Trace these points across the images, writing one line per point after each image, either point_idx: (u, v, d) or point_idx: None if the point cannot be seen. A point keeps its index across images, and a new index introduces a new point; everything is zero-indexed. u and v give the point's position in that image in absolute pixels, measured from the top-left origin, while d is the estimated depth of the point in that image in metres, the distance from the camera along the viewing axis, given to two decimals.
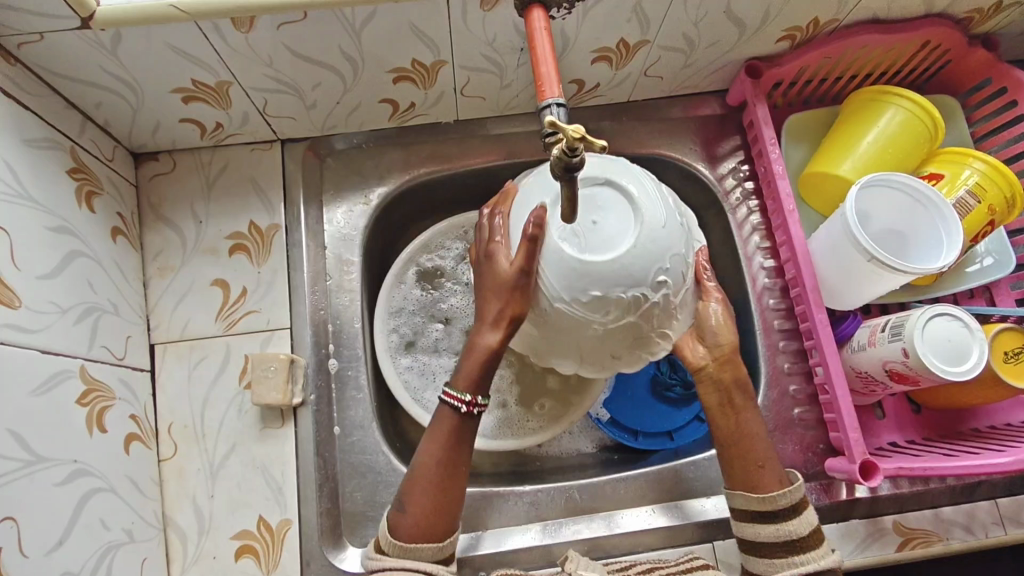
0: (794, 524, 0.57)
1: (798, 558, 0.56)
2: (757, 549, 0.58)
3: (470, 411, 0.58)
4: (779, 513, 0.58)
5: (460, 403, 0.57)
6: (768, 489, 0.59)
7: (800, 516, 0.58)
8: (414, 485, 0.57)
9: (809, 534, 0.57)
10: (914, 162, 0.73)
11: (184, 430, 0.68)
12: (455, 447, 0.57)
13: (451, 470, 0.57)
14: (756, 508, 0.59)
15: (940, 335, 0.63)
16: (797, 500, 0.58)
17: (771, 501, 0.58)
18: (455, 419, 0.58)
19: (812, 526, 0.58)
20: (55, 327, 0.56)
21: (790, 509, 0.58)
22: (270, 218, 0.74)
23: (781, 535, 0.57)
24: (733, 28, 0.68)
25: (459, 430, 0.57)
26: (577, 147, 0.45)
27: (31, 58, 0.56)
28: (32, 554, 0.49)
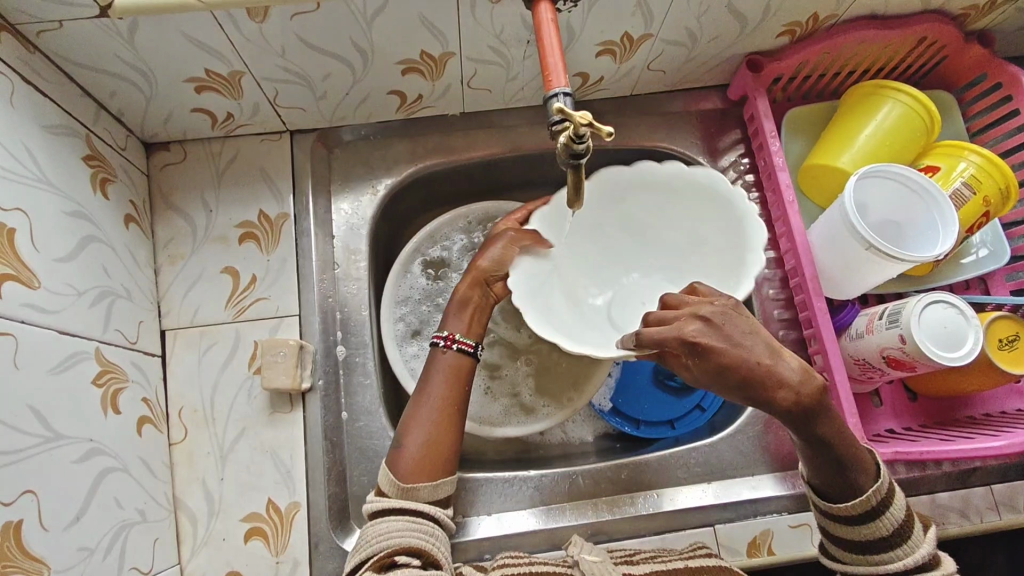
0: (885, 521, 0.54)
1: (874, 557, 0.55)
2: (848, 545, 0.57)
3: (447, 345, 0.67)
4: (866, 516, 0.55)
5: (439, 339, 0.67)
6: (854, 494, 0.55)
7: (877, 522, 0.54)
8: (409, 427, 0.62)
9: (900, 534, 0.54)
10: (910, 156, 0.75)
11: (194, 414, 0.70)
12: (448, 387, 0.64)
13: (446, 407, 0.63)
14: (840, 512, 0.56)
15: (938, 319, 0.64)
16: (884, 501, 0.55)
17: (844, 509, 0.56)
18: (437, 355, 0.67)
19: (902, 519, 0.55)
20: (71, 310, 0.57)
21: (877, 511, 0.54)
22: (280, 207, 0.76)
23: (858, 535, 0.56)
24: (735, 23, 0.70)
25: (452, 371, 0.65)
26: (584, 134, 0.48)
27: (48, 46, 0.57)
28: (52, 528, 0.50)
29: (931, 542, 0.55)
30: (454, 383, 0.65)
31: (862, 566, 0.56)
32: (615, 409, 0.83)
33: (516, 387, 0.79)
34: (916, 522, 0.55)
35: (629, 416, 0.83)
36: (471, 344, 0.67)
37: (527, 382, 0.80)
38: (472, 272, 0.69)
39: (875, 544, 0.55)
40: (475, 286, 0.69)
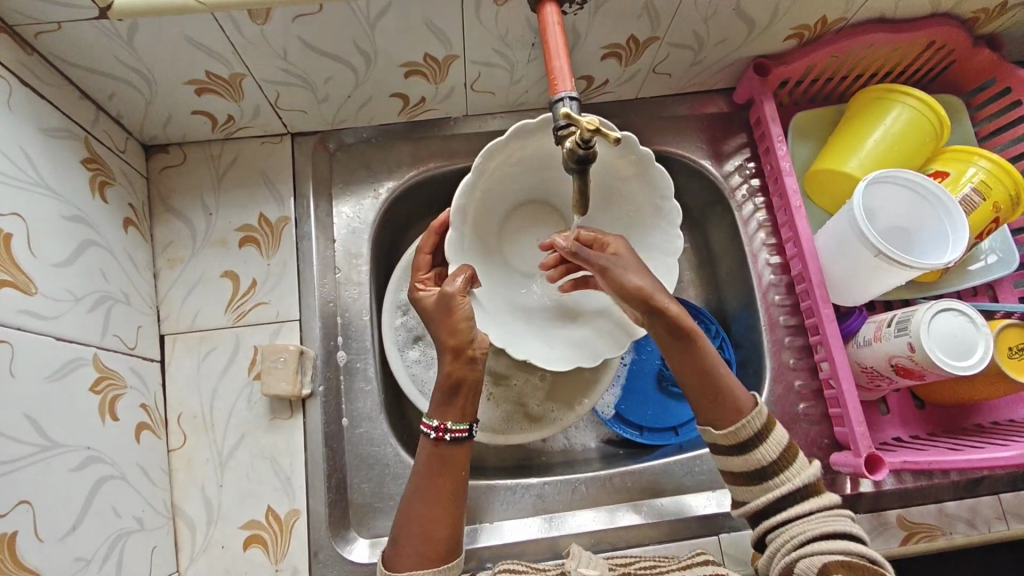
0: (765, 449, 0.56)
1: (769, 483, 0.55)
2: (739, 482, 0.57)
3: (441, 437, 0.58)
4: (749, 445, 0.56)
5: (431, 429, 0.58)
6: (736, 422, 0.57)
7: (767, 440, 0.56)
8: (402, 517, 0.57)
9: (782, 457, 0.55)
10: (920, 160, 0.74)
11: (193, 420, 0.69)
12: (434, 479, 0.57)
13: (440, 498, 0.57)
14: (726, 445, 0.57)
15: (947, 328, 0.63)
16: (763, 429, 0.56)
17: (735, 433, 0.56)
18: (429, 447, 0.58)
19: (784, 446, 0.56)
20: (68, 316, 0.56)
21: (758, 438, 0.56)
22: (280, 210, 0.75)
23: (751, 464, 0.56)
24: (742, 26, 0.69)
25: (437, 460, 0.58)
26: (591, 139, 0.47)
27: (46, 47, 0.56)
28: (47, 539, 0.49)
29: (813, 468, 0.56)
30: (441, 476, 0.57)
31: (762, 496, 0.56)
32: (619, 415, 0.82)
33: (524, 396, 0.78)
34: (799, 451, 0.57)
35: (633, 423, 0.82)
36: (466, 430, 0.58)
37: (536, 393, 0.78)
38: (445, 350, 0.59)
39: (763, 473, 0.56)
40: (458, 362, 0.59)
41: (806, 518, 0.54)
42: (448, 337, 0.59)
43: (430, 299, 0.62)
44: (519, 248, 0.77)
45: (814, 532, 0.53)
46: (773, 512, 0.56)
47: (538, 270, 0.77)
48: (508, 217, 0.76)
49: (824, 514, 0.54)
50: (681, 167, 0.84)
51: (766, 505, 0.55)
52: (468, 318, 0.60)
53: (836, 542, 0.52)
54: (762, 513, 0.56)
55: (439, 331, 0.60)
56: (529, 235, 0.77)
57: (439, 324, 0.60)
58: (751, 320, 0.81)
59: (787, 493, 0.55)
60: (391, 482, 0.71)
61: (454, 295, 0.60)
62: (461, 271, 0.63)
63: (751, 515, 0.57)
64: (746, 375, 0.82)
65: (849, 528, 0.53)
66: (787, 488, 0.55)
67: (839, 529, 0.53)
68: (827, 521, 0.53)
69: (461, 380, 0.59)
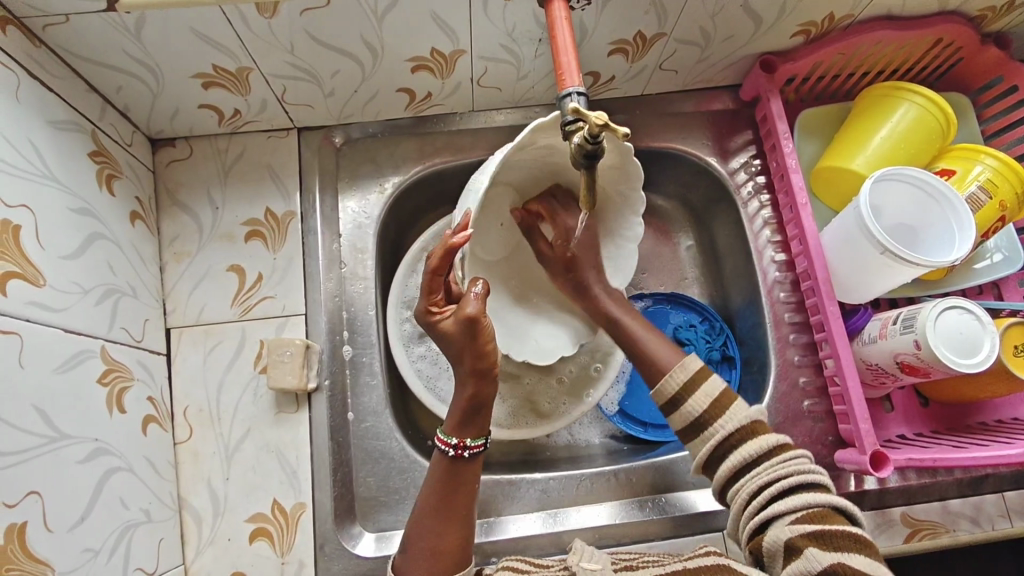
0: (694, 400, 0.60)
1: (707, 434, 0.59)
2: (685, 439, 0.61)
3: (459, 454, 0.58)
4: (679, 400, 0.61)
5: (448, 446, 0.58)
6: (662, 379, 0.63)
7: (694, 394, 0.60)
8: (414, 528, 0.57)
9: (710, 409, 0.59)
10: (926, 159, 0.74)
11: (200, 414, 0.69)
12: (449, 496, 0.58)
13: (453, 510, 0.57)
14: (661, 403, 0.63)
15: (953, 326, 0.63)
16: (687, 383, 0.61)
17: (664, 391, 0.62)
18: (445, 463, 0.58)
19: (712, 398, 0.59)
20: (76, 308, 0.56)
21: (684, 392, 0.61)
22: (286, 205, 0.75)
23: (686, 418, 0.60)
24: (749, 22, 0.69)
25: (454, 476, 0.58)
26: (600, 135, 0.47)
27: (55, 40, 0.56)
28: (56, 529, 0.50)
29: (749, 413, 0.59)
30: (456, 490, 0.58)
31: (707, 449, 0.59)
32: (623, 411, 0.83)
33: (533, 393, 0.78)
34: (733, 397, 0.60)
35: (637, 419, 0.82)
36: (483, 445, 0.58)
37: (547, 391, 0.78)
38: (469, 373, 0.56)
39: (698, 425, 0.59)
40: (483, 383, 0.57)
41: (758, 472, 0.56)
42: (474, 362, 0.56)
43: (449, 322, 0.56)
44: (483, 230, 0.74)
45: (770, 489, 0.54)
46: (722, 463, 0.58)
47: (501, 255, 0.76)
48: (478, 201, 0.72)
49: (774, 464, 0.56)
50: (686, 164, 0.84)
51: (710, 457, 0.58)
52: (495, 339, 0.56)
53: (794, 498, 0.53)
54: (713, 463, 0.59)
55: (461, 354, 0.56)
56: (493, 216, 0.75)
57: (463, 349, 0.56)
58: (756, 316, 0.81)
59: (729, 441, 0.58)
60: (396, 476, 0.71)
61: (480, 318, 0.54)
62: (475, 284, 0.56)
63: (706, 468, 0.60)
64: (749, 372, 0.83)
65: (805, 474, 0.54)
66: (723, 437, 0.58)
67: (791, 479, 0.54)
68: (779, 473, 0.55)
69: (484, 400, 0.57)
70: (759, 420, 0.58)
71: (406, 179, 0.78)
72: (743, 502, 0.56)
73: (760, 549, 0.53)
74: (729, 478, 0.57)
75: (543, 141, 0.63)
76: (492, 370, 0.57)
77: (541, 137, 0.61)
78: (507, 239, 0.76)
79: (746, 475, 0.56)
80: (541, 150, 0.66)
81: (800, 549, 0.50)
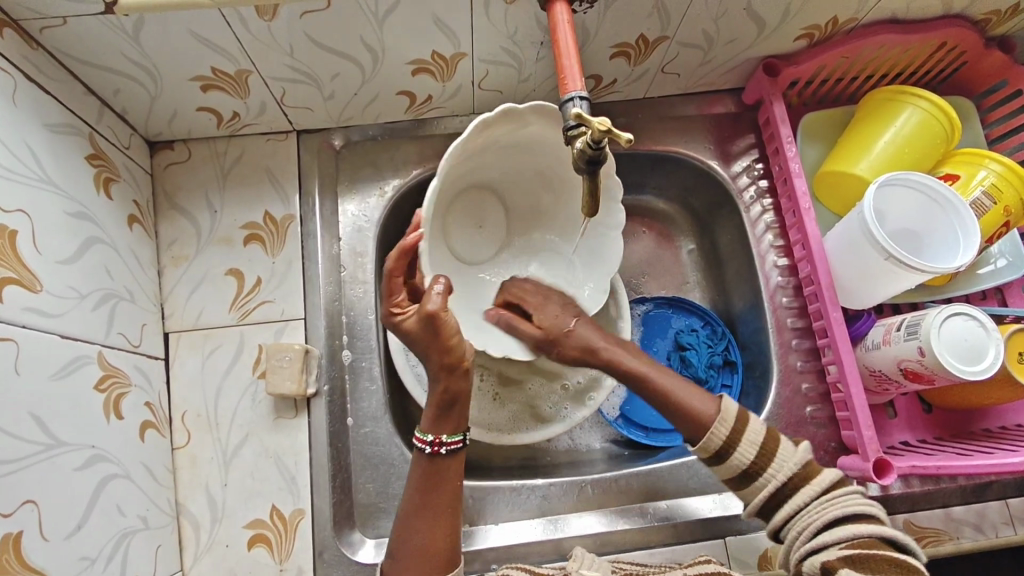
0: (740, 452, 0.57)
1: (759, 482, 0.57)
2: (735, 487, 0.59)
3: (437, 450, 0.58)
4: (726, 452, 0.58)
5: (426, 444, 0.58)
6: (704, 432, 0.59)
7: (741, 444, 0.58)
8: (399, 528, 0.57)
9: (759, 460, 0.57)
10: (930, 163, 0.73)
11: (198, 419, 0.68)
12: (429, 494, 0.58)
13: (438, 508, 0.57)
14: (706, 457, 0.60)
15: (958, 334, 0.63)
16: (732, 436, 0.58)
17: (708, 446, 0.59)
18: (423, 463, 0.58)
19: (759, 446, 0.57)
20: (73, 313, 0.55)
21: (729, 445, 0.58)
22: (285, 208, 0.74)
23: (736, 469, 0.58)
24: (753, 25, 0.68)
25: (433, 475, 0.58)
26: (603, 140, 0.46)
27: (52, 42, 0.56)
28: (52, 538, 0.49)
29: (800, 457, 0.57)
30: (436, 488, 0.58)
31: (760, 495, 0.57)
32: (624, 416, 0.82)
33: (535, 399, 0.78)
34: (779, 445, 0.58)
35: (638, 423, 0.82)
36: (462, 441, 0.59)
37: (548, 396, 0.78)
38: (439, 369, 0.57)
39: (748, 474, 0.57)
40: (455, 378, 0.58)
41: (808, 506, 0.55)
42: (443, 358, 0.57)
43: (412, 321, 0.57)
44: (460, 233, 0.73)
45: (818, 524, 0.54)
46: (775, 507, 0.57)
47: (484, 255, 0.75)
48: (453, 201, 0.72)
49: (823, 501, 0.55)
50: (689, 167, 0.83)
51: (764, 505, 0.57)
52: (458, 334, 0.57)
53: (842, 529, 0.52)
54: (766, 509, 0.57)
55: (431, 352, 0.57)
56: (473, 216, 0.74)
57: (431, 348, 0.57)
58: (758, 321, 0.81)
59: (781, 488, 0.56)
60: (396, 482, 0.70)
61: (437, 312, 0.55)
62: (437, 281, 0.57)
63: (760, 513, 0.58)
64: (751, 377, 0.82)
65: (856, 508, 0.54)
66: (774, 486, 0.56)
67: (839, 513, 0.54)
68: (829, 508, 0.54)
69: (457, 395, 0.58)
70: (811, 462, 0.57)
71: (405, 182, 0.78)
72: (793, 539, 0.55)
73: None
74: (780, 516, 0.56)
75: (506, 137, 0.64)
76: (461, 365, 0.58)
77: (500, 133, 0.62)
78: (489, 239, 0.75)
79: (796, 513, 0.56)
80: (507, 145, 0.66)
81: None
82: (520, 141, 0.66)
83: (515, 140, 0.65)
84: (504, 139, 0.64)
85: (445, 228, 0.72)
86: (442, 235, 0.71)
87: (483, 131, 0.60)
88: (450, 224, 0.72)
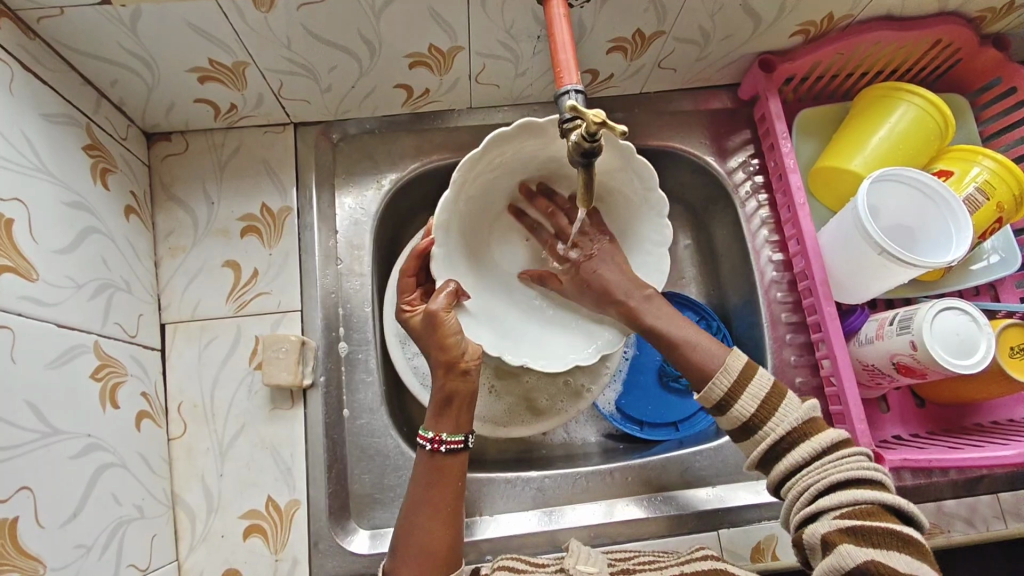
0: (740, 405, 0.57)
1: (760, 434, 0.57)
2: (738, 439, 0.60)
3: (436, 448, 0.58)
4: (725, 404, 0.59)
5: (426, 441, 0.58)
6: (707, 382, 0.60)
7: (742, 397, 0.57)
8: (401, 526, 0.57)
9: (759, 413, 0.57)
10: (924, 159, 0.74)
11: (194, 409, 0.69)
12: (432, 491, 0.57)
13: (437, 506, 0.57)
14: (708, 405, 0.60)
15: (949, 327, 0.63)
16: (733, 387, 0.58)
17: (709, 395, 0.59)
18: (424, 460, 0.58)
19: (761, 399, 0.57)
20: (69, 303, 0.55)
21: (730, 397, 0.58)
22: (283, 200, 0.74)
23: (736, 420, 0.58)
24: (749, 21, 0.68)
25: (436, 473, 0.58)
26: (597, 133, 0.47)
27: (49, 33, 0.56)
28: (48, 525, 0.49)
29: (803, 411, 0.56)
30: (437, 488, 0.57)
31: (759, 449, 0.57)
32: (620, 410, 0.83)
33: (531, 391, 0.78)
34: (782, 399, 0.57)
35: (632, 418, 0.82)
36: (462, 441, 0.58)
37: (545, 388, 0.78)
38: (437, 366, 0.59)
39: (749, 428, 0.57)
40: (452, 375, 0.59)
41: (809, 469, 0.55)
42: (439, 354, 0.59)
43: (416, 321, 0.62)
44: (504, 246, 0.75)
45: (818, 486, 0.53)
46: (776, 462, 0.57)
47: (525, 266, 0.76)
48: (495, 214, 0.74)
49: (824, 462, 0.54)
50: (685, 163, 0.84)
51: (762, 458, 0.57)
52: (457, 333, 0.60)
53: (840, 494, 0.52)
54: (766, 463, 0.58)
55: (430, 347, 0.60)
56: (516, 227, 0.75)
57: (429, 341, 0.60)
58: (753, 316, 0.81)
59: (780, 444, 0.56)
60: (391, 473, 0.71)
61: (440, 313, 0.60)
62: (446, 285, 0.62)
63: (760, 466, 0.59)
64: None
65: (857, 472, 0.53)
66: (771, 440, 0.56)
67: (841, 477, 0.53)
68: (829, 471, 0.54)
69: (453, 392, 0.59)
70: (814, 416, 0.57)
71: (402, 177, 0.78)
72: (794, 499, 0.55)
73: (802, 540, 0.53)
74: (780, 476, 0.57)
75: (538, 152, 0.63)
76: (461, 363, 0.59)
77: (528, 146, 0.62)
78: (531, 251, 0.75)
79: (798, 472, 0.56)
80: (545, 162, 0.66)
81: (834, 545, 0.49)
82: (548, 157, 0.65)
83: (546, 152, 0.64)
84: (530, 155, 0.64)
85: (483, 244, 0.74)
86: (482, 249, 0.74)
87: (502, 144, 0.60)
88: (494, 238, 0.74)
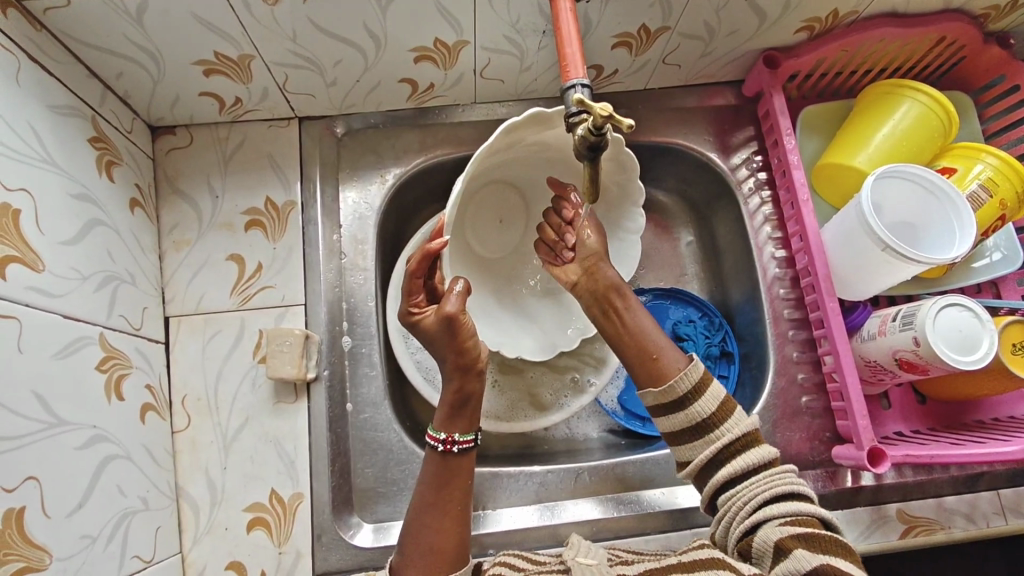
0: (702, 402, 0.58)
1: (714, 433, 0.58)
2: (681, 440, 0.59)
3: (447, 449, 0.58)
4: (687, 400, 0.58)
5: (438, 441, 0.59)
6: (669, 380, 0.59)
7: (705, 395, 0.58)
8: (412, 523, 0.57)
9: (718, 412, 0.58)
10: (928, 156, 0.74)
11: (198, 403, 0.69)
12: (441, 490, 0.58)
13: (449, 504, 0.57)
14: (665, 402, 0.59)
15: (953, 324, 0.63)
16: (698, 385, 0.59)
17: (672, 389, 0.59)
18: (436, 459, 0.58)
19: (720, 400, 0.58)
20: (75, 294, 0.56)
21: (694, 393, 0.58)
22: (287, 194, 0.74)
23: (692, 417, 0.58)
24: (754, 17, 0.69)
25: (448, 472, 0.58)
26: (603, 127, 0.46)
27: (56, 24, 0.56)
28: (54, 516, 0.50)
29: (752, 421, 0.58)
30: (448, 487, 0.58)
31: (708, 449, 0.57)
32: (624, 408, 0.83)
33: (535, 386, 0.78)
34: (735, 406, 0.59)
35: (636, 414, 0.83)
36: (473, 441, 0.59)
37: (548, 383, 0.78)
38: (453, 369, 0.59)
39: (703, 427, 0.58)
40: (468, 377, 0.59)
41: (757, 478, 0.56)
42: (456, 358, 0.58)
43: (430, 321, 0.58)
44: (481, 231, 0.76)
45: (766, 495, 0.54)
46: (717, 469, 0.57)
47: (501, 252, 0.78)
48: (474, 196, 0.74)
49: (768, 475, 0.56)
50: (688, 160, 0.84)
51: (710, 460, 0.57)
52: (475, 335, 0.59)
53: (787, 504, 0.53)
54: (705, 471, 0.58)
55: (445, 351, 0.59)
56: (493, 214, 0.76)
57: (445, 346, 0.58)
58: (755, 312, 0.81)
59: (731, 446, 0.57)
60: (394, 467, 0.71)
61: (457, 316, 0.57)
62: (456, 283, 0.60)
63: (697, 472, 0.58)
64: (748, 368, 0.83)
65: (798, 486, 0.55)
66: (728, 440, 0.57)
67: (785, 487, 0.55)
68: (774, 483, 0.55)
69: (470, 393, 0.59)
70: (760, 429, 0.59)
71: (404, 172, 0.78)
72: (736, 508, 0.55)
73: (749, 551, 0.53)
74: (724, 485, 0.56)
75: (532, 140, 0.64)
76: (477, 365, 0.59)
77: (526, 135, 0.62)
78: (508, 237, 0.78)
79: (741, 481, 0.56)
80: (535, 150, 0.67)
81: (790, 550, 0.49)
82: (544, 144, 0.66)
83: (539, 142, 0.65)
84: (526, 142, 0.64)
85: (461, 230, 0.75)
86: (459, 233, 0.74)
87: (511, 134, 0.59)
88: (469, 223, 0.75)
